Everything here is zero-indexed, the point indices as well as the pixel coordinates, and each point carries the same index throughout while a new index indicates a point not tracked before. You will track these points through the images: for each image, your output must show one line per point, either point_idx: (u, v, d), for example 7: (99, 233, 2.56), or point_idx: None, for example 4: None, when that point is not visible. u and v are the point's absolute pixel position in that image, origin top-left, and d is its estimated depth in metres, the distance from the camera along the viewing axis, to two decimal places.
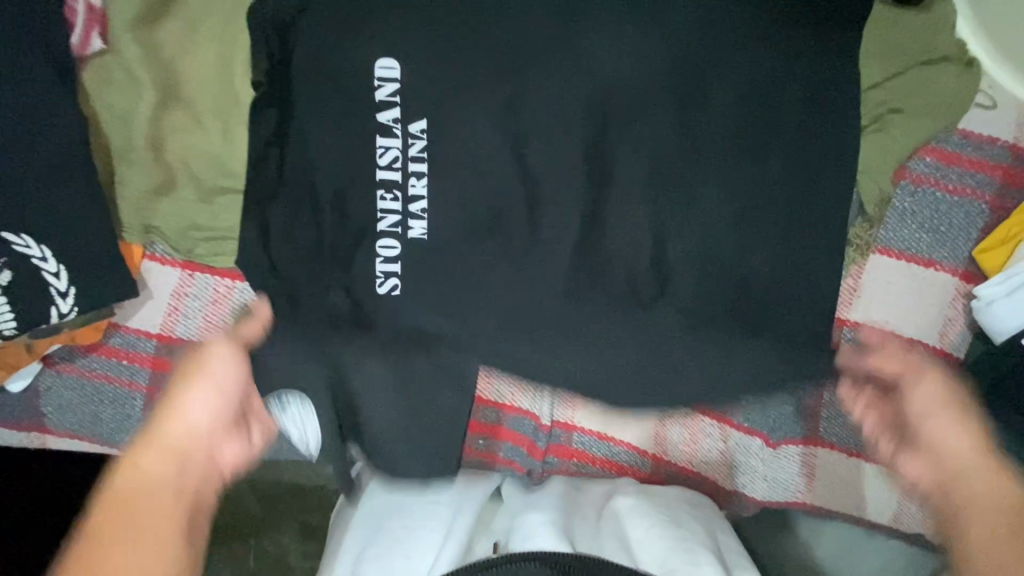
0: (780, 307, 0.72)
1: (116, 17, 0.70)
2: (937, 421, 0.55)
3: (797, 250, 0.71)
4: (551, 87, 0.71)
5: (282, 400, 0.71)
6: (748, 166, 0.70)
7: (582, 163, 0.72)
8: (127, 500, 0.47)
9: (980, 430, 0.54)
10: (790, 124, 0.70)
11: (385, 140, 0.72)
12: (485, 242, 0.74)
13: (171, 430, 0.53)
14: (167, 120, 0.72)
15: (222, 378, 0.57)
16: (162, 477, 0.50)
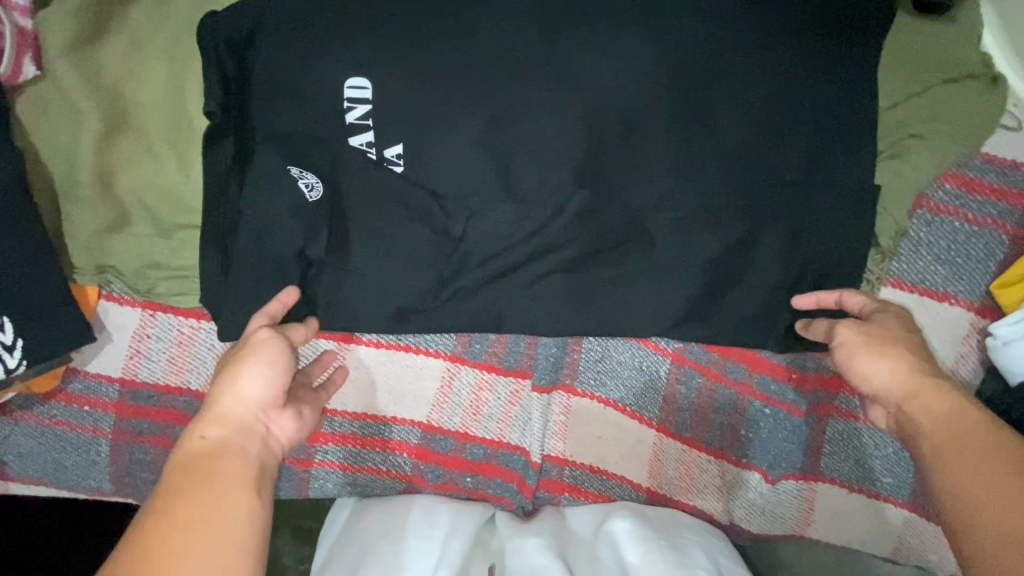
0: None
1: (49, 40, 0.65)
2: (866, 357, 0.56)
3: (795, 284, 0.69)
4: (542, 104, 0.65)
5: (300, 173, 0.65)
6: (754, 196, 0.66)
7: (574, 186, 0.67)
8: (197, 466, 0.45)
9: (903, 356, 0.54)
10: (794, 149, 0.66)
11: (358, 167, 0.65)
12: (469, 274, 0.68)
13: (230, 405, 0.51)
14: (112, 150, 0.65)
15: (267, 360, 0.54)
16: (229, 448, 0.48)
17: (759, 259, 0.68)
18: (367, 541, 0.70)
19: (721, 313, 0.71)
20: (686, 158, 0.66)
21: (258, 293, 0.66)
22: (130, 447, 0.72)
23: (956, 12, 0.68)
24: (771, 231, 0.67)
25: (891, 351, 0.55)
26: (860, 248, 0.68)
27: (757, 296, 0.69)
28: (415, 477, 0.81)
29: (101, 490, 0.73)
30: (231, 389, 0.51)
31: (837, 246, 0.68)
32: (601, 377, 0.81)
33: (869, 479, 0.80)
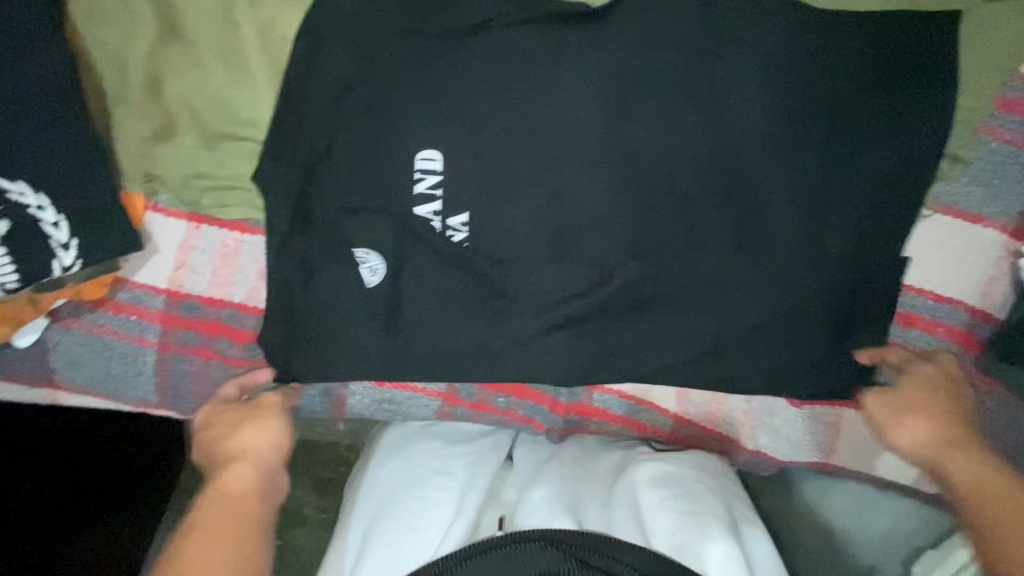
0: (804, 264, 0.75)
1: None
2: (903, 424, 0.73)
3: (818, 210, 0.74)
4: (590, 51, 0.71)
5: (366, 252, 0.72)
6: (775, 126, 0.73)
7: (616, 125, 0.73)
8: (223, 506, 0.59)
9: (939, 419, 0.72)
10: (818, 82, 0.72)
11: (405, 77, 0.69)
12: (519, 196, 0.73)
13: (246, 443, 0.65)
14: (163, 58, 0.66)
15: (271, 430, 0.66)
16: (241, 494, 0.61)
17: (777, 187, 0.74)
18: (382, 502, 0.73)
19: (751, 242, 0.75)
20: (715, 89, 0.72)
21: (322, 208, 0.70)
22: (176, 358, 0.74)
23: None
24: (793, 159, 0.73)
25: (919, 421, 0.73)
26: (879, 170, 0.73)
27: (782, 222, 0.74)
28: (449, 396, 0.82)
29: (148, 401, 0.76)
30: (244, 442, 0.65)
31: (851, 171, 0.73)
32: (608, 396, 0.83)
33: None
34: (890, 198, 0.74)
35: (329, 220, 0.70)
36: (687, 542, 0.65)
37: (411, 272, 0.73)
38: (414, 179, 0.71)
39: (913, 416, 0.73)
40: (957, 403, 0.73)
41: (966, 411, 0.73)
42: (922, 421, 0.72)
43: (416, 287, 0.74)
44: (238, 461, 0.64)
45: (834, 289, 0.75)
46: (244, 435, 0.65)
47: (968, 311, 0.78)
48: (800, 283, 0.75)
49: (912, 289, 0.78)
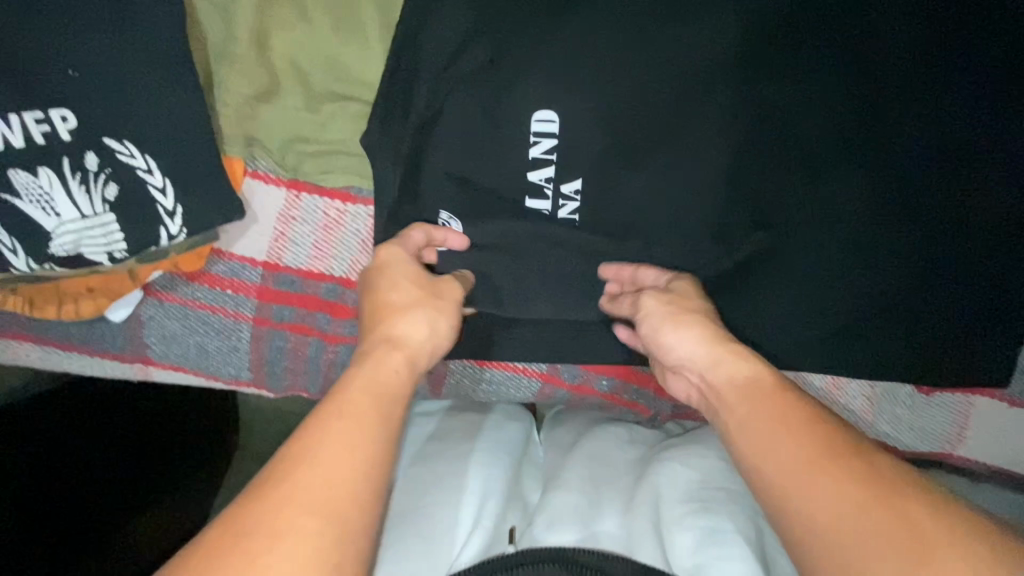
0: (927, 252, 0.69)
1: None
2: (664, 327, 0.61)
3: (931, 195, 0.68)
4: (721, 7, 0.66)
5: (450, 220, 0.67)
6: (929, 78, 0.67)
7: (745, 85, 0.67)
8: (379, 390, 0.49)
9: (704, 322, 0.60)
10: (948, 52, 0.66)
11: (528, 31, 0.64)
12: (637, 161, 0.68)
13: (409, 331, 0.56)
14: (272, 9, 0.61)
15: (442, 318, 0.59)
16: (391, 392, 0.50)
17: (925, 145, 0.68)
18: (397, 511, 0.63)
19: (885, 224, 0.69)
20: (865, 39, 0.66)
21: (431, 176, 0.66)
22: (270, 334, 0.71)
23: None
24: (948, 113, 0.67)
25: (687, 319, 0.60)
26: (999, 157, 0.67)
27: (897, 208, 0.69)
28: (551, 377, 0.79)
29: (240, 378, 0.72)
30: (406, 329, 0.56)
31: (963, 149, 0.68)
32: None
33: None
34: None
35: (437, 190, 0.66)
36: (708, 563, 0.54)
37: (523, 244, 0.68)
38: (529, 143, 0.67)
39: (689, 315, 0.61)
40: (715, 318, 0.62)
41: (715, 316, 0.62)
42: (681, 320, 0.60)
43: (524, 262, 0.69)
44: (395, 344, 0.54)
45: (980, 259, 0.69)
46: (406, 324, 0.56)
47: None
48: (919, 272, 0.70)
49: None
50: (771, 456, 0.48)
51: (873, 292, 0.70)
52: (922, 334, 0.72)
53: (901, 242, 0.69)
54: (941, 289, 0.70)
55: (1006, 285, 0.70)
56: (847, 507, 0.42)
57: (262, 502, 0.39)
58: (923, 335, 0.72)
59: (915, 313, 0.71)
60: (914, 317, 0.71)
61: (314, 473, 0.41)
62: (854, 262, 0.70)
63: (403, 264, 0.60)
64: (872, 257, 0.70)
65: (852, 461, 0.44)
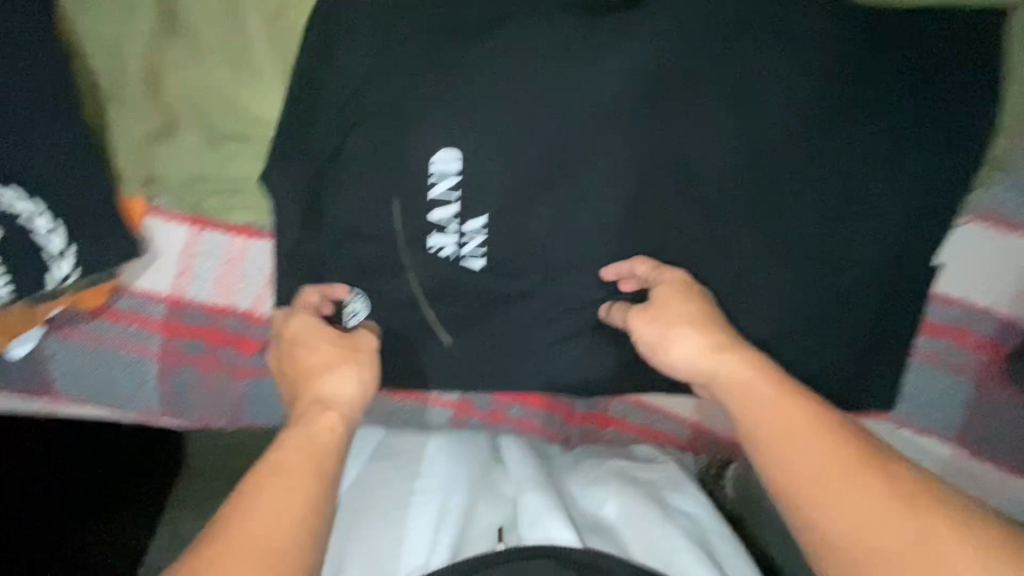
0: (832, 283, 0.73)
1: None
2: (671, 334, 0.60)
3: (836, 230, 0.71)
4: (619, 53, 0.67)
5: (354, 308, 0.68)
6: (843, 119, 0.69)
7: (641, 128, 0.69)
8: (308, 449, 0.50)
9: (703, 327, 0.59)
10: (862, 92, 0.68)
11: (426, 72, 0.66)
12: (538, 199, 0.71)
13: (334, 388, 0.56)
14: (164, 52, 0.62)
15: (367, 371, 0.58)
16: (326, 444, 0.51)
17: (842, 180, 0.70)
18: (363, 504, 0.64)
19: (794, 254, 0.73)
20: (770, 85, 0.68)
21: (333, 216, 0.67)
22: (179, 367, 0.71)
23: None
24: (861, 149, 0.69)
25: (685, 331, 0.59)
26: (911, 192, 0.70)
27: (799, 241, 0.72)
28: (463, 406, 0.81)
29: (150, 410, 0.72)
30: (334, 390, 0.56)
31: (874, 187, 0.70)
32: (634, 408, 0.84)
33: (919, 414, 0.78)
34: (931, 198, 0.70)
35: (339, 228, 0.68)
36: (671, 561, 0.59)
37: (429, 275, 0.71)
38: (430, 183, 0.68)
39: (687, 326, 0.60)
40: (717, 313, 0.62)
41: (717, 314, 0.62)
42: (680, 330, 0.59)
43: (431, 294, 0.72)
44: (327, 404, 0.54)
45: (867, 292, 0.73)
46: (330, 384, 0.56)
47: (999, 321, 0.74)
48: (827, 299, 0.74)
49: (948, 301, 0.74)
50: (792, 455, 0.49)
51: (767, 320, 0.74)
52: (832, 355, 0.76)
53: (807, 271, 0.73)
54: (828, 323, 0.74)
55: (889, 317, 0.74)
56: (882, 503, 0.45)
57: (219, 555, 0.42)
58: (831, 356, 0.76)
59: (822, 338, 0.75)
60: (820, 341, 0.75)
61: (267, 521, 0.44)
62: (748, 291, 0.73)
63: (315, 331, 0.60)
64: (767, 285, 0.73)
65: (869, 474, 0.46)
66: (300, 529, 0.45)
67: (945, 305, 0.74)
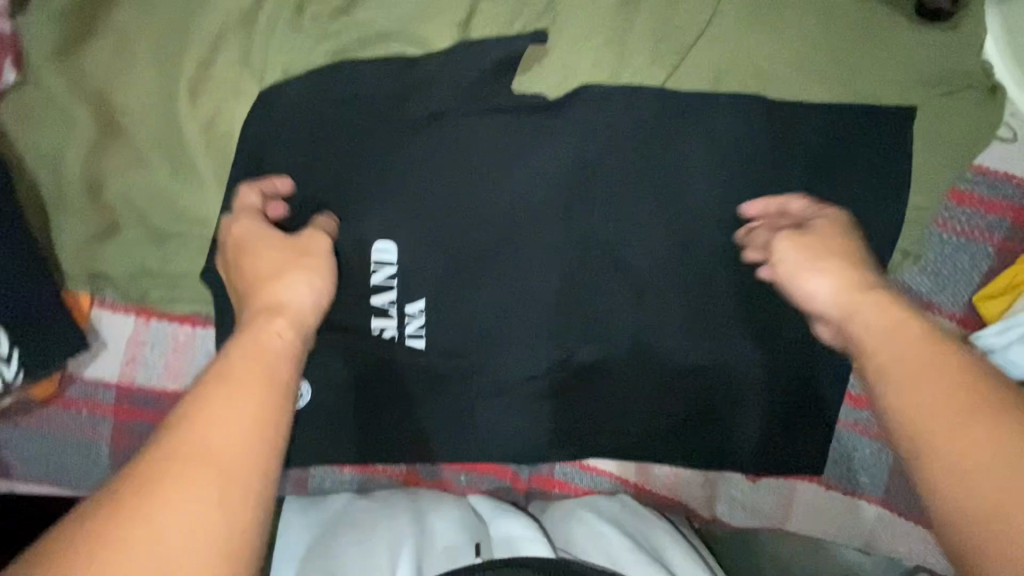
0: (753, 354, 0.76)
1: (32, 48, 0.63)
2: (816, 266, 0.57)
3: (749, 304, 0.75)
4: (550, 145, 0.70)
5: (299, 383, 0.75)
6: (758, 206, 0.71)
7: (572, 214, 0.72)
8: (259, 356, 0.48)
9: (852, 262, 0.56)
10: (779, 181, 0.70)
11: (360, 170, 0.69)
12: (476, 282, 0.74)
13: (282, 294, 0.55)
14: (104, 159, 0.65)
15: (319, 277, 0.58)
16: (277, 356, 0.49)
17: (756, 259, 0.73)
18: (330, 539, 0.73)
19: (712, 330, 0.75)
20: (688, 174, 0.70)
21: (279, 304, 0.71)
22: (128, 451, 0.73)
23: (959, 18, 0.67)
24: None
25: (831, 263, 0.56)
26: None
27: (718, 316, 0.75)
28: (411, 477, 0.86)
29: None
30: (284, 296, 0.55)
31: None
32: (577, 471, 0.88)
33: (844, 475, 0.82)
34: None
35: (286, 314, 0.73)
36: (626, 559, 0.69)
37: (373, 355, 0.75)
38: (370, 270, 0.72)
39: (835, 261, 0.56)
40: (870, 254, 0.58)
41: (870, 259, 0.58)
42: (831, 260, 0.57)
43: (376, 371, 0.75)
44: (278, 310, 0.53)
45: (780, 362, 0.76)
46: (282, 291, 0.55)
47: None
48: (748, 369, 0.76)
49: None
50: (922, 391, 0.44)
51: (694, 391, 0.77)
52: (757, 421, 0.79)
53: (726, 343, 0.76)
54: (748, 387, 0.77)
55: (809, 388, 0.77)
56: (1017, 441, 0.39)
57: (183, 453, 0.40)
58: (757, 423, 0.79)
59: (745, 406, 0.78)
60: (744, 408, 0.78)
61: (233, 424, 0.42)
62: (678, 366, 0.76)
63: (258, 233, 0.60)
64: (695, 360, 0.76)
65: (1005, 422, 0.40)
66: (247, 450, 0.42)
67: None
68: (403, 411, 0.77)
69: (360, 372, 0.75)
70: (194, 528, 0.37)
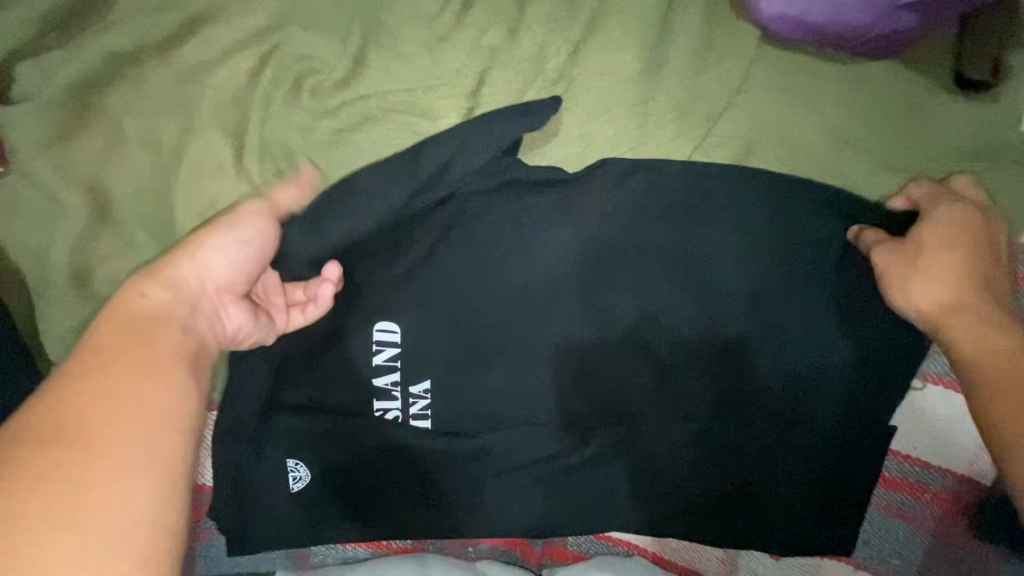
0: (792, 438, 0.70)
1: (17, 137, 0.61)
2: (917, 281, 0.60)
3: (787, 386, 0.69)
4: (564, 219, 0.66)
5: (297, 465, 0.70)
6: (795, 290, 0.67)
7: (589, 291, 0.68)
8: (143, 331, 0.48)
9: (956, 274, 0.59)
10: (811, 260, 0.66)
11: (363, 249, 0.66)
12: (487, 361, 0.70)
13: (193, 265, 0.54)
14: (92, 245, 0.62)
15: (240, 244, 0.57)
16: (166, 332, 0.49)
17: (794, 336, 0.68)
18: None
19: (746, 413, 0.70)
20: (719, 252, 0.66)
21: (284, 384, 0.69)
22: None
23: (997, 92, 0.65)
24: (808, 313, 0.67)
25: (932, 281, 0.59)
26: (858, 351, 0.68)
27: (753, 399, 0.70)
28: (416, 550, 0.84)
29: None
30: (196, 262, 0.54)
31: (820, 347, 0.68)
32: (590, 541, 0.86)
33: (879, 559, 0.77)
34: (890, 364, 0.68)
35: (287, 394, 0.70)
36: None
37: (380, 439, 0.70)
38: (373, 351, 0.68)
39: (935, 275, 0.59)
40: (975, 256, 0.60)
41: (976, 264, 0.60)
42: (937, 277, 0.60)
43: (379, 453, 0.71)
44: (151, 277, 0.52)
45: (822, 448, 0.71)
46: (199, 256, 0.55)
47: (957, 478, 0.73)
48: (781, 453, 0.71)
49: (898, 455, 0.73)
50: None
51: (723, 476, 0.73)
52: (790, 506, 0.73)
53: (759, 426, 0.70)
54: (780, 467, 0.72)
55: (852, 472, 0.72)
56: None
57: (48, 445, 0.39)
58: (788, 508, 0.74)
59: (776, 490, 0.73)
60: (775, 493, 0.73)
61: (102, 406, 0.42)
62: (708, 449, 0.72)
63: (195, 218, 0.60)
64: (724, 446, 0.71)
65: None
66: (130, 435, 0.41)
67: (892, 458, 0.74)
68: (418, 493, 0.73)
69: (363, 455, 0.71)
70: (78, 509, 0.37)
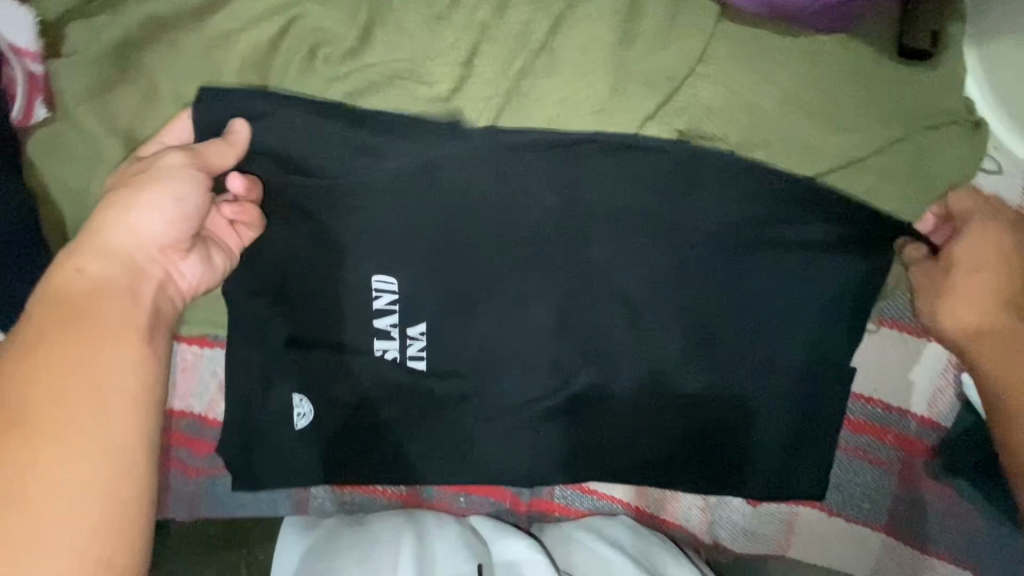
0: (759, 379, 0.76)
1: (65, 89, 0.70)
2: (956, 303, 0.69)
3: (753, 329, 0.74)
4: (550, 174, 0.73)
5: (302, 400, 0.76)
6: (760, 237, 0.73)
7: (573, 240, 0.74)
8: (83, 303, 0.55)
9: (993, 296, 0.68)
10: (774, 211, 0.72)
11: (366, 199, 0.72)
12: (478, 306, 0.75)
13: (123, 234, 0.60)
14: None
15: (174, 201, 0.62)
16: (110, 303, 0.56)
17: (758, 283, 0.74)
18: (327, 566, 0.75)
19: (716, 355, 0.75)
20: (694, 203, 0.72)
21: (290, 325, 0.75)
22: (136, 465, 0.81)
23: (938, 59, 0.72)
24: (770, 259, 0.73)
25: (968, 303, 0.69)
26: (821, 296, 0.73)
27: (722, 341, 0.75)
28: (410, 497, 0.88)
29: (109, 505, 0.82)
30: (127, 227, 0.60)
31: (783, 293, 0.74)
32: (577, 493, 0.88)
33: (849, 504, 0.81)
34: (853, 307, 0.73)
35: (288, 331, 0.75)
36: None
37: (376, 378, 0.76)
38: (373, 294, 0.74)
39: (972, 295, 0.68)
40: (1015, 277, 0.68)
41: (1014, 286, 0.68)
42: (974, 301, 0.68)
43: (377, 392, 0.77)
44: (85, 250, 0.58)
45: (785, 390, 0.76)
46: (130, 222, 0.60)
47: (919, 421, 0.78)
48: (749, 395, 0.76)
49: (862, 399, 0.78)
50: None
51: (696, 417, 0.77)
52: (759, 447, 0.78)
53: (727, 368, 0.76)
54: (747, 410, 0.77)
55: (814, 413, 0.77)
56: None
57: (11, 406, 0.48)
58: (756, 450, 0.78)
59: (745, 432, 0.77)
60: (745, 434, 0.78)
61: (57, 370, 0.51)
62: (682, 391, 0.77)
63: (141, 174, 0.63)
64: (694, 387, 0.77)
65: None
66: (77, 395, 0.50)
67: (856, 402, 0.79)
68: (411, 431, 0.78)
69: (362, 392, 0.76)
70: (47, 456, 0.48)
